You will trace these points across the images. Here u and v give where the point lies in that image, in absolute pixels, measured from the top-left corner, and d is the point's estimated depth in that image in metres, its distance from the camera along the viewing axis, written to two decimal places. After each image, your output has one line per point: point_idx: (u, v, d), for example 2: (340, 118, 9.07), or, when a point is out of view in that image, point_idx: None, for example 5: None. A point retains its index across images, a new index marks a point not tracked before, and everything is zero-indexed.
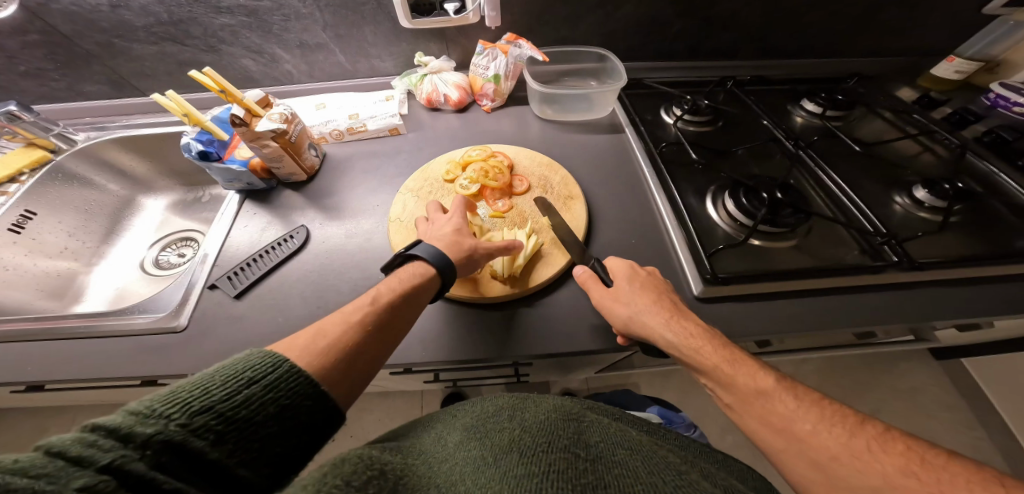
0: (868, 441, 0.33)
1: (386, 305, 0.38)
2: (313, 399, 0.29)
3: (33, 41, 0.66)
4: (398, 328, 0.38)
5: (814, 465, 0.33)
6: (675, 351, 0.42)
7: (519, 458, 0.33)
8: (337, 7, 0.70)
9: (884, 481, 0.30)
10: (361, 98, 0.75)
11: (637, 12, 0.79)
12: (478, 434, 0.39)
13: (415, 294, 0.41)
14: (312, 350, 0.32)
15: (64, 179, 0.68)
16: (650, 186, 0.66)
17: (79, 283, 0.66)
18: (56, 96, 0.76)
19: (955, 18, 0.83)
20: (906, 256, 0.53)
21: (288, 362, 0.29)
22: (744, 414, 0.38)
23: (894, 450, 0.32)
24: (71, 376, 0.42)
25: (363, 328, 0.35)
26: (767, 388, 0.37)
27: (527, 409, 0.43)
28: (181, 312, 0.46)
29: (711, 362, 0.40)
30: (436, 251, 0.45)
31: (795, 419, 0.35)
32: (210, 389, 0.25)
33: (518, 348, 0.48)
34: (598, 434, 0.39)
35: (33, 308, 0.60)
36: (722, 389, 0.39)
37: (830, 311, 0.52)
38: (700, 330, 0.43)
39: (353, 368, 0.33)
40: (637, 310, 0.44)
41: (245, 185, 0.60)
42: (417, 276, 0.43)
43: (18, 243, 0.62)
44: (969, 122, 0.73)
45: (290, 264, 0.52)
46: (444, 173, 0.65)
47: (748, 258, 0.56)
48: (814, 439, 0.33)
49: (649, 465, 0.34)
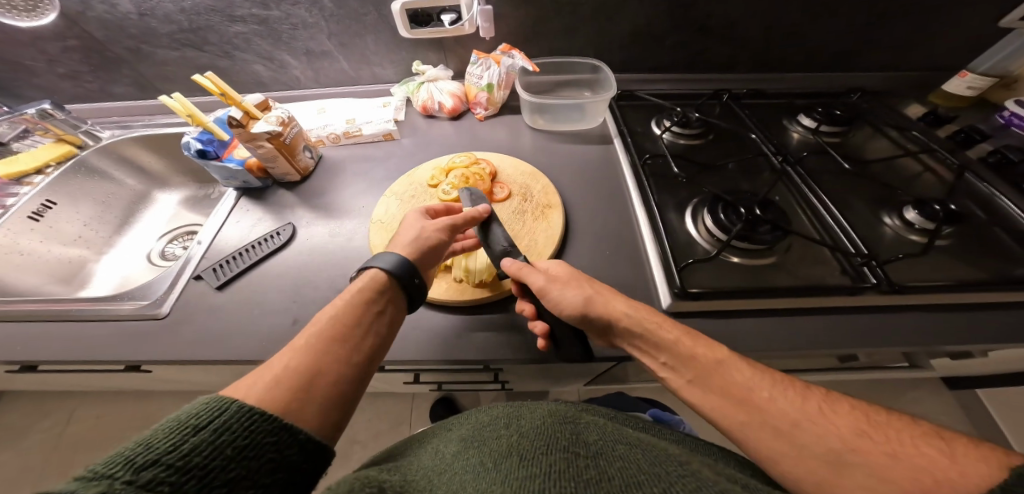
0: (819, 404, 0.33)
1: (337, 323, 0.39)
2: (276, 434, 0.29)
3: (71, 46, 0.72)
4: (357, 340, 0.39)
5: (773, 432, 0.32)
6: (634, 327, 0.42)
7: (521, 461, 0.34)
8: (341, 17, 0.74)
9: (842, 443, 0.30)
10: (361, 104, 0.79)
11: (634, 24, 0.79)
12: (474, 444, 0.40)
13: (372, 303, 0.42)
14: (259, 386, 0.32)
15: (86, 173, 0.74)
16: (632, 199, 0.67)
17: (87, 270, 0.72)
18: (88, 97, 0.82)
19: (968, 32, 0.80)
20: (885, 278, 0.51)
21: (234, 404, 0.29)
22: (703, 387, 0.37)
23: (844, 412, 0.32)
24: (61, 355, 0.46)
25: (314, 351, 0.36)
26: (723, 358, 0.38)
27: (522, 416, 0.44)
28: (165, 301, 0.50)
29: (673, 336, 0.41)
30: (394, 260, 0.45)
31: (752, 384, 0.35)
32: (155, 443, 0.25)
33: (479, 352, 0.49)
34: (597, 435, 0.40)
35: (42, 291, 0.66)
36: (681, 364, 0.39)
37: (807, 334, 0.51)
38: (655, 309, 0.44)
39: (308, 391, 0.33)
40: (596, 292, 0.45)
41: (241, 183, 0.64)
42: (370, 286, 0.43)
43: (36, 230, 0.68)
44: (975, 141, 0.70)
45: (272, 259, 0.55)
46: (429, 178, 0.67)
47: (723, 274, 0.55)
48: (771, 405, 0.34)
49: (650, 457, 0.35)
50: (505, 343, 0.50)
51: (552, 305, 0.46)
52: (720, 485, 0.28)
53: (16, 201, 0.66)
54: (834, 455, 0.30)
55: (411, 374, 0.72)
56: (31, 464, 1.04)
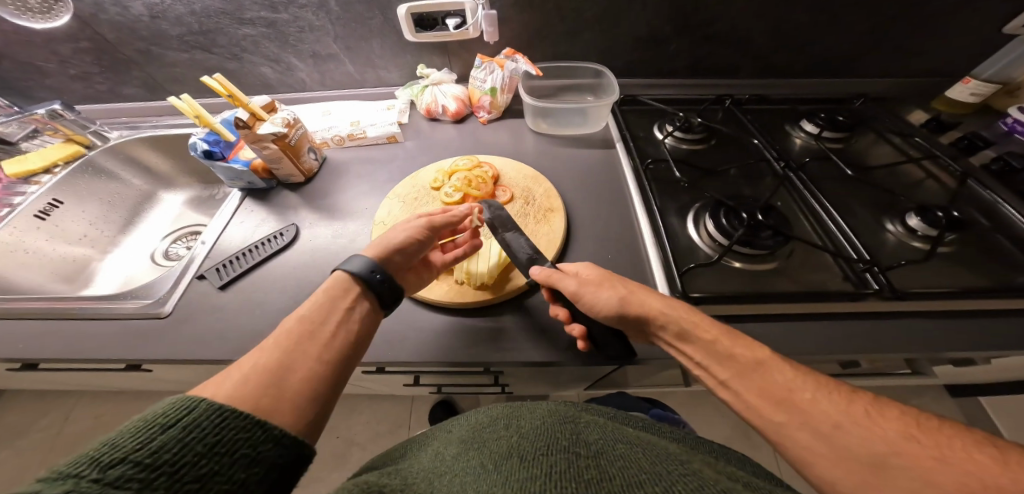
0: (865, 406, 0.33)
1: (309, 323, 0.38)
2: (248, 429, 0.29)
3: (82, 48, 0.73)
4: (328, 339, 0.38)
5: (814, 434, 0.32)
6: (673, 326, 0.42)
7: (521, 462, 0.34)
8: (347, 21, 0.74)
9: (887, 446, 0.30)
10: (366, 106, 0.79)
11: (638, 29, 0.80)
12: (474, 445, 0.40)
13: (342, 303, 0.42)
14: (230, 386, 0.31)
15: (93, 173, 0.75)
16: (634, 203, 0.67)
17: (91, 268, 0.72)
18: (98, 98, 0.83)
19: (971, 39, 0.80)
20: (888, 284, 0.52)
21: (203, 402, 0.29)
22: (741, 386, 0.37)
23: (891, 415, 0.32)
24: (65, 353, 0.47)
25: (286, 350, 0.35)
26: (764, 359, 0.38)
27: (522, 417, 0.44)
28: (168, 300, 0.50)
29: (711, 335, 0.40)
30: (363, 262, 0.45)
31: (794, 386, 0.35)
32: (121, 442, 0.25)
33: (480, 355, 0.50)
34: (598, 434, 0.40)
35: (46, 289, 0.66)
36: (719, 363, 0.39)
37: (809, 339, 0.51)
38: (693, 308, 0.44)
39: (279, 390, 0.32)
40: (623, 292, 0.45)
41: (246, 184, 0.64)
42: (342, 288, 0.43)
43: (41, 228, 0.69)
44: (978, 148, 0.70)
45: (275, 260, 0.55)
46: (432, 180, 0.67)
47: (724, 279, 0.55)
48: (814, 407, 0.33)
49: (650, 455, 0.35)
50: (505, 345, 0.50)
51: (586, 306, 0.46)
52: (720, 485, 0.29)
53: (23, 200, 0.67)
54: (879, 459, 0.30)
55: (411, 375, 0.72)
56: (27, 463, 1.04)
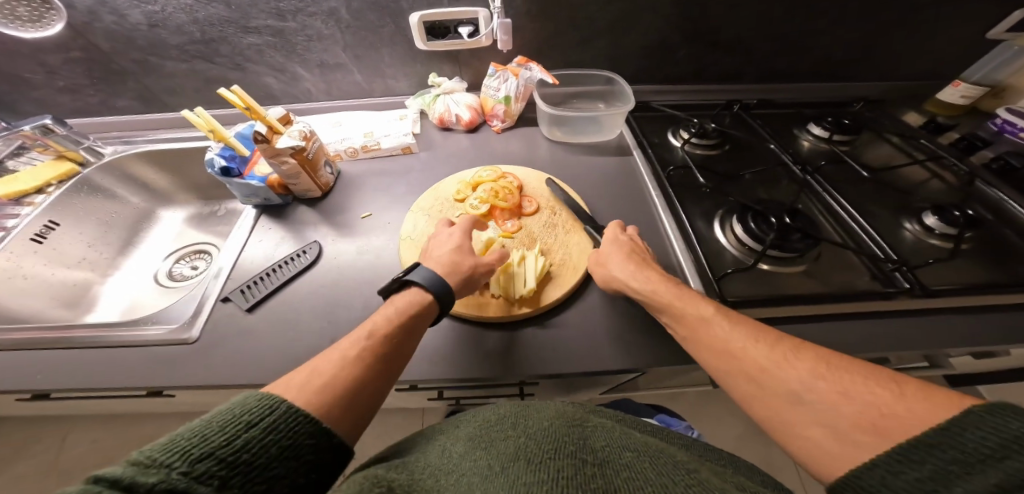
0: (790, 352, 0.36)
1: (382, 336, 0.41)
2: (315, 437, 0.32)
3: (74, 58, 0.68)
4: (397, 355, 0.41)
5: (745, 377, 0.37)
6: (640, 294, 0.48)
7: (527, 465, 0.33)
8: (357, 29, 0.72)
9: (801, 384, 0.34)
10: (377, 117, 0.77)
11: (648, 38, 0.81)
12: (482, 444, 0.39)
13: (413, 325, 0.44)
14: (308, 389, 0.34)
15: (89, 191, 0.70)
16: (659, 209, 0.67)
17: (93, 293, 0.67)
18: (87, 111, 0.78)
19: (959, 44, 0.84)
20: (917, 282, 0.53)
21: (284, 404, 0.31)
22: (692, 342, 0.42)
23: (810, 358, 0.35)
24: (85, 384, 0.43)
25: (360, 362, 0.38)
26: (709, 316, 0.42)
27: (530, 417, 0.42)
28: (194, 325, 0.47)
29: (667, 298, 0.46)
30: (435, 278, 0.47)
31: (730, 339, 0.40)
32: (209, 436, 0.27)
33: (526, 368, 0.48)
34: (603, 439, 0.38)
35: (46, 317, 0.61)
36: (677, 323, 0.44)
37: (850, 339, 0.51)
38: (661, 276, 0.49)
39: (348, 401, 0.35)
40: (628, 265, 0.51)
41: (262, 200, 0.61)
42: (416, 305, 0.45)
43: (39, 252, 0.63)
44: (978, 148, 0.73)
45: (302, 279, 0.53)
46: (454, 192, 0.66)
47: (758, 283, 0.56)
48: (745, 354, 0.38)
49: (656, 462, 0.34)
50: (549, 357, 0.49)
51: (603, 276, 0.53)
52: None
53: (17, 222, 0.62)
54: (794, 395, 0.34)
55: (435, 391, 0.69)
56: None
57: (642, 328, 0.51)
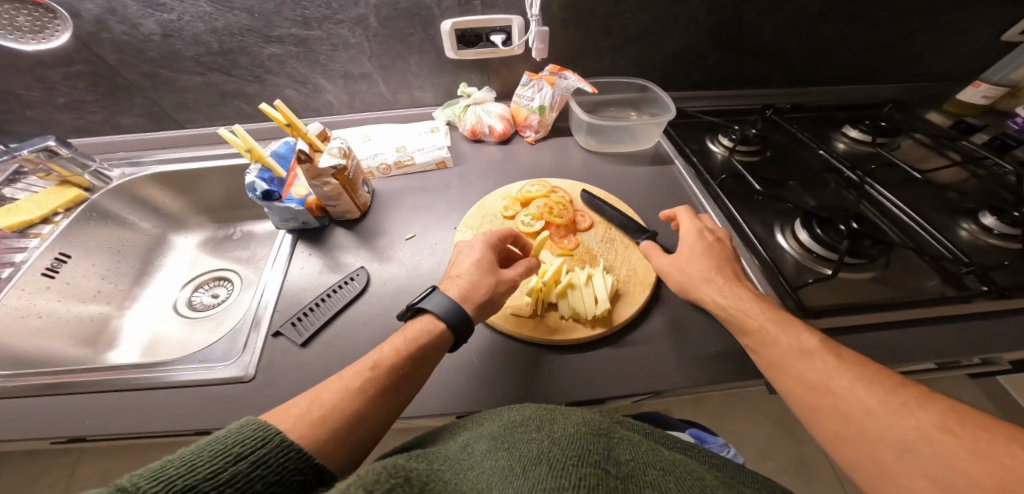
0: (907, 397, 0.33)
1: (387, 367, 0.36)
2: (305, 473, 0.27)
3: (76, 72, 0.62)
4: (403, 388, 0.37)
5: (842, 419, 0.34)
6: (723, 314, 0.45)
7: (548, 470, 0.27)
8: (385, 38, 0.68)
9: (917, 435, 0.30)
10: (407, 130, 0.73)
11: (682, 44, 0.79)
12: (506, 443, 0.32)
13: (426, 355, 0.39)
14: (304, 421, 0.30)
15: (98, 218, 0.64)
16: (713, 218, 0.65)
17: (113, 327, 0.61)
18: (90, 129, 0.71)
19: (977, 47, 0.86)
20: (994, 284, 0.52)
21: (277, 436, 0.27)
22: (780, 369, 0.39)
23: (933, 407, 0.32)
24: (139, 432, 0.39)
25: (362, 394, 0.34)
26: (809, 348, 0.38)
27: (558, 419, 0.34)
28: (249, 361, 0.43)
29: (757, 322, 0.42)
30: (449, 306, 0.41)
31: (831, 375, 0.36)
32: (197, 465, 0.23)
33: (605, 389, 0.45)
34: (628, 451, 0.31)
35: (67, 355, 0.54)
36: (761, 349, 0.41)
37: (940, 344, 0.49)
38: (751, 295, 0.45)
39: (346, 436, 0.32)
40: (711, 273, 0.48)
41: (299, 224, 0.57)
42: (428, 334, 0.40)
43: (53, 288, 0.57)
44: (1011, 148, 0.76)
45: (354, 308, 0.49)
46: (502, 209, 0.63)
47: (835, 291, 0.54)
48: (849, 394, 0.34)
49: (687, 487, 0.28)
50: (631, 378, 0.46)
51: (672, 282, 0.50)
52: None
53: (25, 256, 0.56)
54: (905, 446, 0.30)
55: None
56: None
57: (725, 345, 0.48)
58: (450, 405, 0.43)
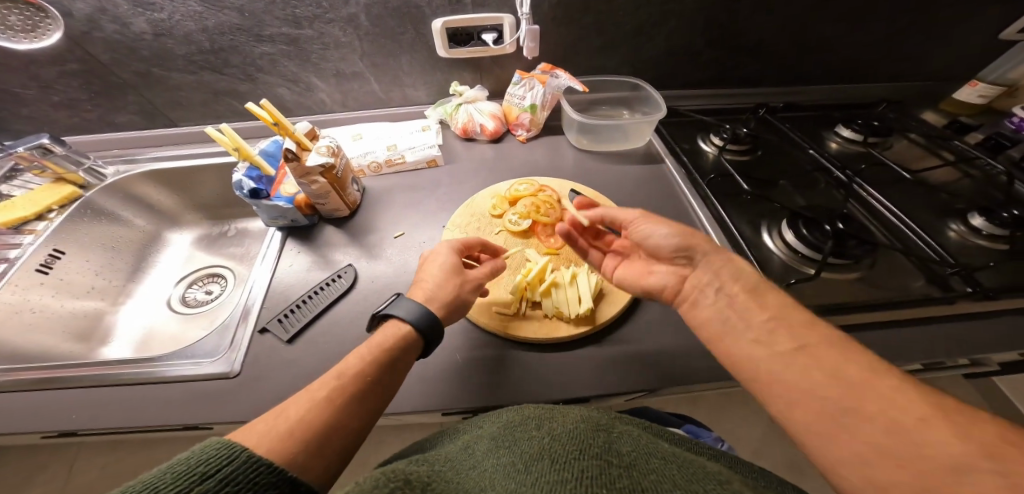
0: (963, 410, 0.27)
1: (352, 379, 0.37)
2: (279, 486, 0.28)
3: (70, 71, 0.63)
4: (373, 396, 0.37)
5: (885, 426, 0.28)
6: (740, 274, 0.43)
7: (551, 464, 0.28)
8: (376, 36, 0.68)
9: (982, 451, 0.24)
10: (399, 128, 0.73)
11: (674, 43, 0.79)
12: (506, 442, 0.33)
13: (394, 360, 0.40)
14: (272, 436, 0.31)
15: (93, 215, 0.65)
16: (701, 216, 0.65)
17: (106, 323, 0.62)
18: (86, 127, 0.72)
19: (975, 45, 0.85)
20: (979, 285, 0.52)
21: (243, 452, 0.28)
22: (812, 357, 0.33)
23: (996, 423, 0.26)
24: (128, 426, 0.40)
25: (332, 404, 0.34)
26: (844, 341, 0.34)
27: (556, 418, 0.35)
28: (235, 358, 0.44)
29: (784, 304, 0.39)
30: (413, 308, 0.43)
31: (876, 374, 0.31)
32: (160, 488, 0.24)
33: (586, 389, 0.46)
34: (627, 444, 0.32)
35: (60, 351, 0.56)
36: (773, 336, 0.37)
37: (922, 344, 0.49)
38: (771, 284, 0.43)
39: (320, 445, 0.32)
40: (682, 227, 0.49)
41: (288, 222, 0.57)
42: (388, 336, 0.41)
43: (46, 284, 0.58)
44: (1004, 148, 0.75)
45: (341, 305, 0.50)
46: (491, 207, 0.64)
47: (818, 291, 0.54)
48: (896, 397, 0.29)
49: (688, 473, 0.29)
50: (611, 376, 0.47)
51: (631, 235, 0.53)
52: None
53: (20, 253, 0.57)
54: (964, 466, 0.24)
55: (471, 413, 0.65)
56: None
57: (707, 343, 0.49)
58: (433, 401, 0.44)
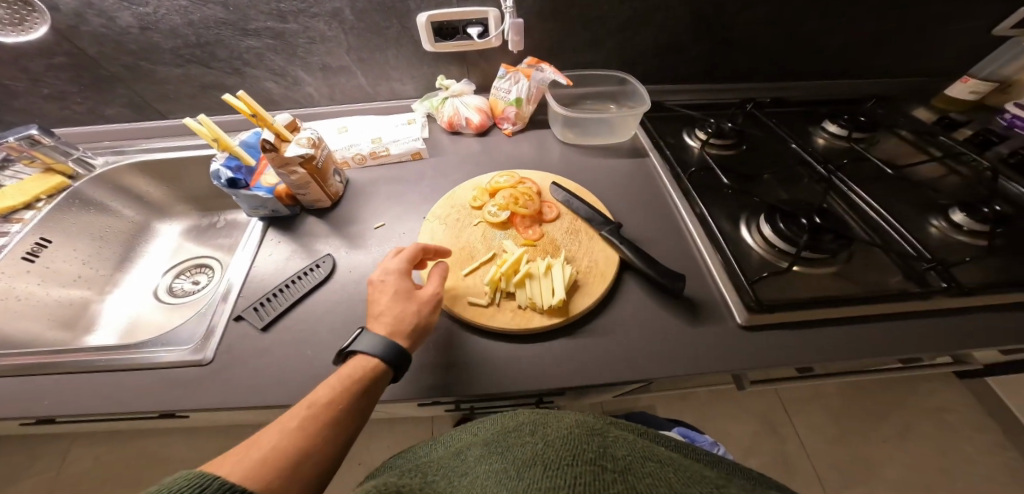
0: None
1: (323, 407, 0.35)
2: None
3: (58, 64, 0.64)
4: (346, 423, 0.35)
5: None
6: None
7: (543, 469, 0.27)
8: (361, 31, 0.69)
9: None
10: (384, 121, 0.74)
11: (661, 37, 0.79)
12: (499, 449, 0.33)
13: (367, 386, 0.38)
14: (244, 464, 0.29)
15: (81, 205, 0.66)
16: (681, 210, 0.65)
17: (92, 312, 0.64)
18: (77, 119, 0.73)
19: (967, 40, 0.85)
20: (954, 281, 0.52)
21: (215, 479, 0.26)
22: None
23: None
24: (100, 411, 0.41)
25: (303, 433, 0.33)
26: None
27: (550, 424, 0.35)
28: (208, 346, 0.45)
29: None
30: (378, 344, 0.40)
31: None
32: None
33: (553, 381, 0.46)
34: (624, 449, 0.32)
35: (45, 339, 0.57)
36: None
37: (894, 341, 0.49)
38: None
39: (293, 474, 0.30)
40: None
41: (269, 212, 0.58)
42: (356, 368, 0.39)
43: (32, 272, 0.59)
44: (993, 144, 0.75)
45: (318, 294, 0.51)
46: (471, 199, 0.64)
47: (793, 286, 0.54)
48: None
49: (686, 476, 0.28)
50: (579, 368, 0.47)
51: None
52: None
53: (6, 240, 0.58)
54: None
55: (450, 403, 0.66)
56: None
57: (678, 335, 0.50)
58: (403, 392, 0.45)
